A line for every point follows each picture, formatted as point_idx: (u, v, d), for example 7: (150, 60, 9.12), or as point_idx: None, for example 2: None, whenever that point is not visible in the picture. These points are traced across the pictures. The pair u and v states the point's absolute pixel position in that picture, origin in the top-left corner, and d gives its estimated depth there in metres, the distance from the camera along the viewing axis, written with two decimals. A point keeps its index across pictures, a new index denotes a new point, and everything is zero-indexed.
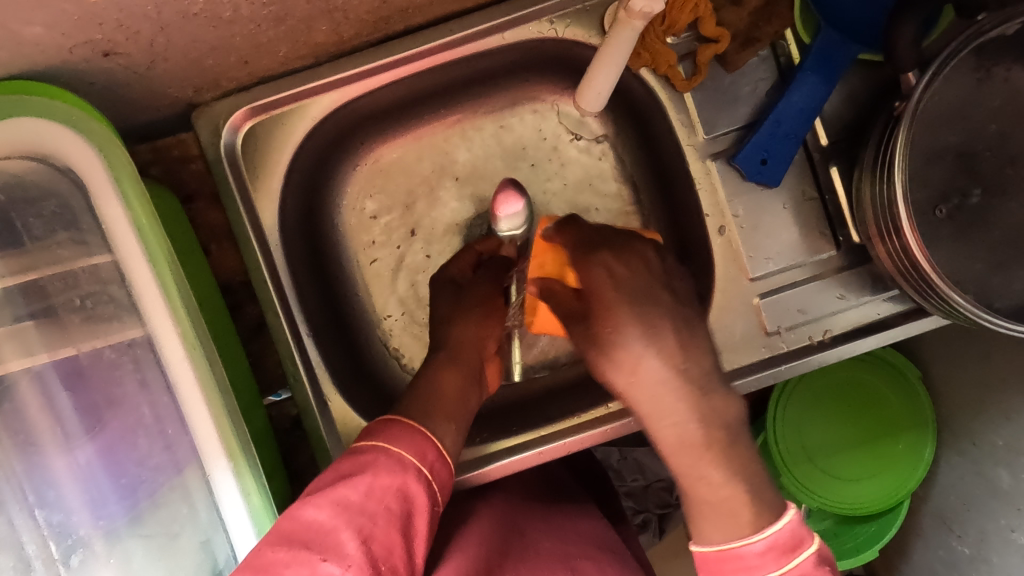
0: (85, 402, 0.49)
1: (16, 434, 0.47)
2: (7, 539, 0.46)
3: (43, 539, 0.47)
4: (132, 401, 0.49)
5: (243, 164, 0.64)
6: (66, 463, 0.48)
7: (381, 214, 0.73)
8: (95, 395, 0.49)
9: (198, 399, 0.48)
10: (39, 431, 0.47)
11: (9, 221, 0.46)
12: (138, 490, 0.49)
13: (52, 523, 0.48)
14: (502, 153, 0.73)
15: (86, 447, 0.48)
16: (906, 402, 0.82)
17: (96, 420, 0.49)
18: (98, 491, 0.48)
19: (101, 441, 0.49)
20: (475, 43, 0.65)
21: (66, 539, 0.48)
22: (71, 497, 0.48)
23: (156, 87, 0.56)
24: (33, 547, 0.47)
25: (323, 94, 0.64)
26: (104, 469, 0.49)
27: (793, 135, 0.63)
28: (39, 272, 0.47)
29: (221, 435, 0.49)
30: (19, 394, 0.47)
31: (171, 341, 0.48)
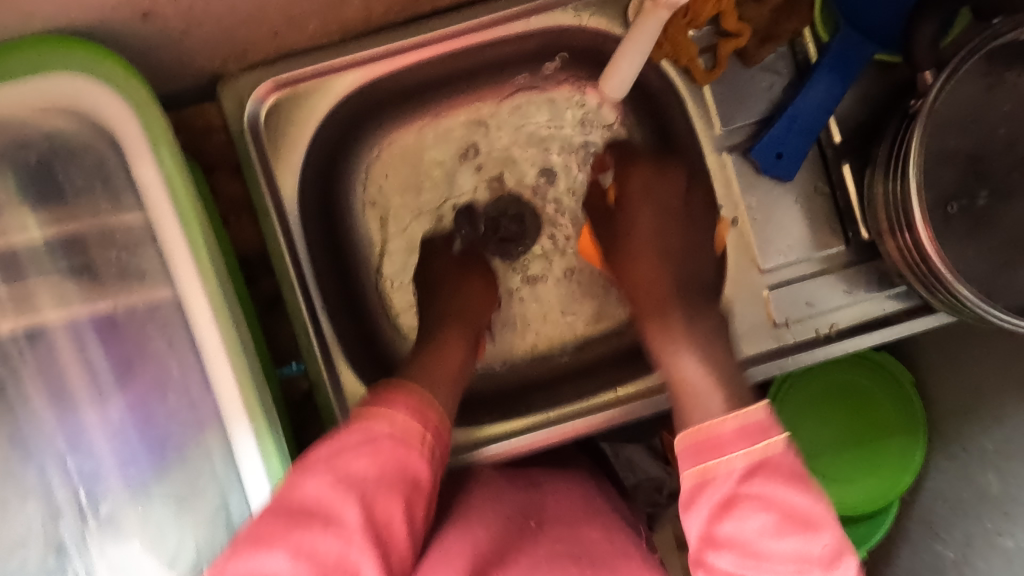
0: (118, 355, 0.49)
1: (50, 383, 0.48)
2: (38, 486, 0.48)
3: (73, 487, 0.49)
4: (161, 356, 0.49)
5: (266, 137, 0.64)
6: (98, 417, 0.49)
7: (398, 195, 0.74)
8: (128, 348, 0.49)
9: (223, 361, 0.49)
10: (72, 384, 0.48)
11: (52, 171, 0.47)
12: (166, 444, 0.50)
13: (82, 473, 0.49)
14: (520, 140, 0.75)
15: (118, 403, 0.49)
16: (897, 404, 0.84)
17: (127, 371, 0.49)
18: (127, 444, 0.49)
19: (131, 396, 0.49)
20: (501, 28, 0.66)
21: (94, 489, 0.49)
22: (101, 448, 0.49)
23: (188, 55, 0.56)
24: (62, 495, 0.48)
25: (348, 72, 0.65)
26: (135, 425, 0.49)
27: (807, 131, 0.64)
28: (79, 224, 0.48)
29: (244, 397, 0.49)
30: (56, 342, 0.48)
31: (199, 303, 0.48)
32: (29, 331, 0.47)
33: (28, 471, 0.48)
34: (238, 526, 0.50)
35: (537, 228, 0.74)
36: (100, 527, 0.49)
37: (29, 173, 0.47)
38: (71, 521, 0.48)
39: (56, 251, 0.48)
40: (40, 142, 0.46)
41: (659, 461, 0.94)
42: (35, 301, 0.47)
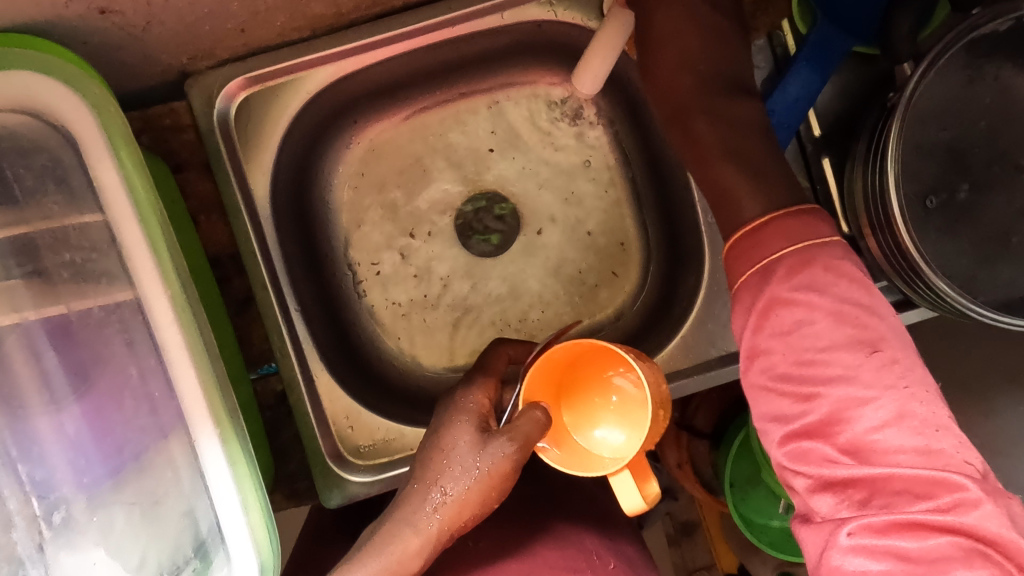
0: (71, 361, 0.48)
1: (3, 396, 0.47)
2: None
3: (25, 495, 0.48)
4: (120, 359, 0.48)
5: (236, 135, 0.64)
6: (50, 424, 0.48)
7: (374, 193, 0.74)
8: (82, 354, 0.48)
9: (186, 361, 0.47)
10: (24, 391, 0.48)
11: (1, 173, 0.45)
12: (124, 450, 0.49)
13: (34, 479, 0.48)
14: (497, 135, 0.75)
15: (72, 410, 0.48)
16: None
17: (82, 379, 0.49)
18: (83, 453, 0.48)
19: (88, 402, 0.48)
20: (476, 21, 0.65)
21: (48, 497, 0.48)
22: (54, 455, 0.48)
23: (151, 52, 0.55)
24: (14, 502, 0.48)
25: (320, 68, 0.64)
26: (92, 430, 0.49)
27: (786, 126, 0.64)
28: (32, 226, 0.46)
29: (208, 403, 0.47)
30: (5, 349, 0.47)
31: (161, 305, 0.46)
32: None
33: None
34: (207, 539, 0.49)
35: (516, 225, 0.75)
36: (56, 535, 0.48)
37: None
38: (25, 531, 0.48)
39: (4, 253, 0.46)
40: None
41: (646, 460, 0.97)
42: None
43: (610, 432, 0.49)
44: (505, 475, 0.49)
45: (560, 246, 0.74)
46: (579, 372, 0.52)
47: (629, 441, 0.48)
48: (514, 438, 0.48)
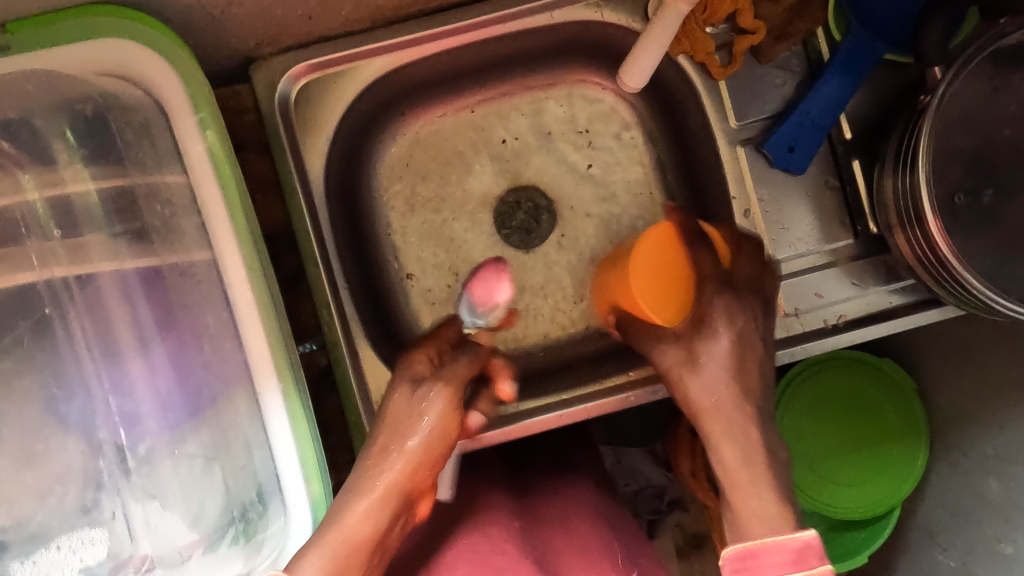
0: (160, 305, 0.52)
1: (99, 327, 0.51)
2: (81, 422, 0.51)
3: (113, 426, 0.52)
4: (198, 307, 0.52)
5: (295, 117, 0.67)
6: (140, 364, 0.52)
7: (417, 182, 0.77)
8: (170, 299, 0.52)
9: (254, 316, 0.51)
10: (119, 333, 0.52)
11: (105, 123, 0.50)
12: (201, 395, 0.52)
13: (121, 411, 0.52)
14: (537, 132, 0.78)
15: (159, 349, 0.52)
16: (900, 410, 0.91)
17: (167, 321, 0.52)
18: (167, 392, 0.52)
19: (173, 341, 0.52)
20: (527, 19, 0.69)
21: (133, 428, 0.52)
22: (141, 392, 0.52)
23: (225, 34, 0.59)
24: (103, 433, 0.51)
25: (377, 57, 0.68)
26: (173, 370, 0.52)
27: (818, 126, 0.67)
28: (129, 178, 0.51)
29: (273, 357, 0.52)
30: (100, 286, 0.51)
31: (235, 263, 0.51)
32: (80, 277, 0.50)
33: (71, 411, 0.50)
34: (265, 485, 0.53)
35: (553, 220, 0.78)
36: (140, 465, 0.52)
37: (86, 125, 0.49)
38: (112, 461, 0.51)
39: (105, 206, 0.50)
40: (93, 99, 0.49)
41: (661, 469, 1.01)
42: (88, 253, 0.50)
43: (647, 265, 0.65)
44: (446, 428, 0.54)
45: (595, 242, 0.78)
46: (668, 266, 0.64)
47: None
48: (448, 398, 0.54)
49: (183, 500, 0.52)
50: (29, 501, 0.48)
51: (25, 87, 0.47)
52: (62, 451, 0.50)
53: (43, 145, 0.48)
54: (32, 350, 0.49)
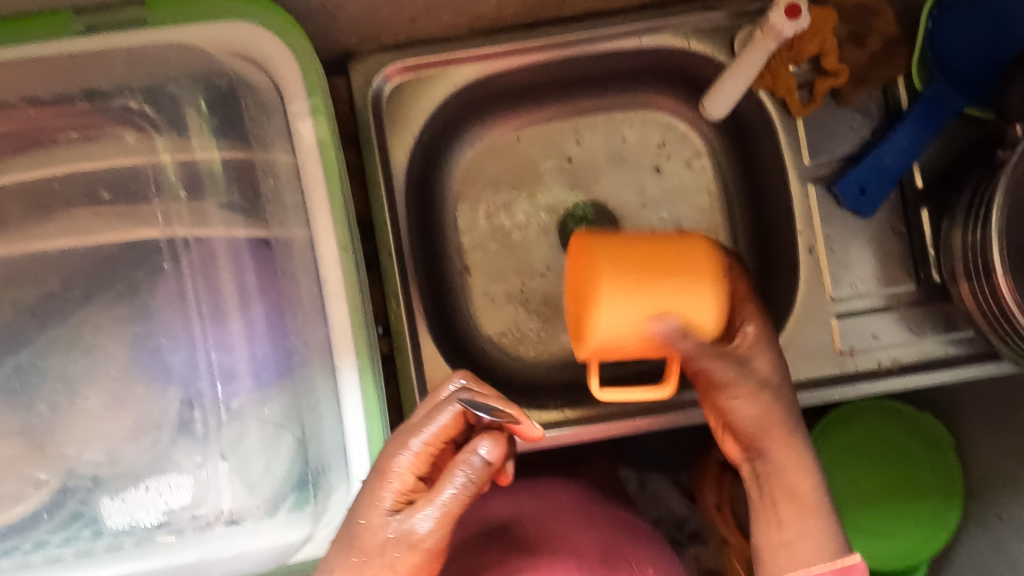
0: (264, 268, 0.56)
1: (209, 283, 0.57)
2: (184, 371, 0.57)
3: (210, 376, 0.57)
4: (294, 275, 0.55)
5: (385, 111, 0.70)
6: (241, 322, 0.56)
7: (490, 186, 0.80)
8: (273, 265, 0.56)
9: (340, 291, 0.54)
10: (225, 292, 0.57)
11: (232, 98, 0.55)
12: (290, 357, 0.56)
13: (219, 362, 0.57)
14: (608, 151, 0.81)
15: (257, 309, 0.56)
16: (935, 463, 0.91)
17: (268, 284, 0.56)
18: (261, 351, 0.56)
19: (270, 304, 0.56)
20: (613, 42, 0.71)
21: (227, 379, 0.57)
22: (238, 347, 0.57)
23: (332, 28, 0.64)
24: (203, 381, 0.57)
25: (469, 64, 0.71)
26: (269, 331, 0.56)
27: (890, 171, 0.69)
28: (245, 151, 0.55)
29: (353, 334, 0.54)
30: (215, 247, 0.56)
31: (327, 238, 0.54)
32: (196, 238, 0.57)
33: (176, 357, 0.57)
34: (332, 457, 0.55)
35: None
36: (231, 419, 0.57)
37: (218, 97, 0.55)
38: (205, 408, 0.57)
39: (223, 170, 0.55)
40: (227, 75, 0.55)
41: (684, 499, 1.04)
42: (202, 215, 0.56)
43: (619, 299, 0.54)
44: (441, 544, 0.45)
45: None
46: (637, 237, 0.57)
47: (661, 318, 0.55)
48: (440, 506, 0.45)
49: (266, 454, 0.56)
50: (129, 442, 0.56)
51: (171, 57, 0.54)
52: (162, 401, 0.57)
53: (178, 112, 0.55)
54: (143, 296, 0.56)
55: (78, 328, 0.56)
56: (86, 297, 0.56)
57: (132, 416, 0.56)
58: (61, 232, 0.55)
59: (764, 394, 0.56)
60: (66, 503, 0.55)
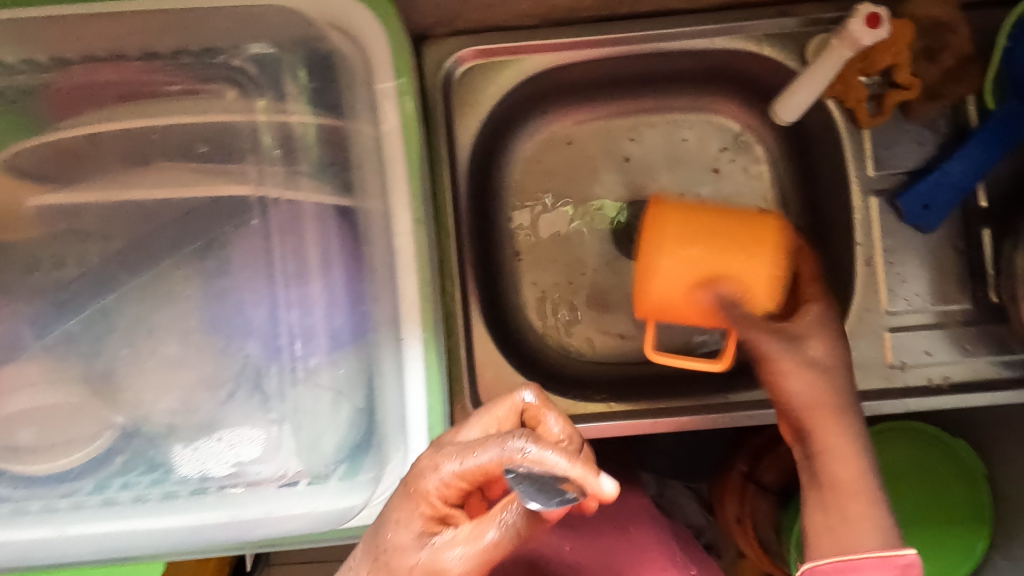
0: (347, 234, 0.58)
1: (296, 245, 0.59)
2: (264, 329, 0.59)
3: (289, 333, 0.59)
4: (376, 240, 0.56)
5: (454, 94, 0.71)
6: (323, 283, 0.58)
7: (547, 178, 0.81)
8: (352, 231, 0.57)
9: (411, 263, 0.55)
10: (309, 254, 0.59)
11: (326, 67, 0.57)
12: (364, 322, 0.57)
13: (298, 320, 0.59)
14: (667, 152, 0.81)
15: (337, 273, 0.58)
16: (968, 491, 0.90)
17: (351, 249, 0.57)
18: (338, 313, 0.58)
19: (348, 269, 0.58)
20: (684, 41, 0.71)
21: (305, 338, 0.59)
22: (317, 308, 0.59)
23: (411, 8, 0.66)
24: (282, 338, 0.59)
25: (541, 53, 0.71)
26: (348, 295, 0.58)
27: (955, 188, 0.68)
28: (333, 119, 0.57)
29: (421, 308, 0.55)
30: (303, 211, 0.59)
31: (402, 211, 0.55)
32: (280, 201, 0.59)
33: (258, 313, 0.59)
34: (394, 424, 0.56)
35: None
36: (306, 377, 0.58)
37: (315, 65, 0.57)
38: (282, 364, 0.59)
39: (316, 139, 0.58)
40: (324, 43, 0.56)
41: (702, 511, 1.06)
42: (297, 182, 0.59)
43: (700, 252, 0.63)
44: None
45: None
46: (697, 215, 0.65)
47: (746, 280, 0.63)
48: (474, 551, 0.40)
49: (332, 417, 0.57)
50: (203, 393, 0.58)
51: (271, 21, 0.56)
52: (236, 356, 0.59)
53: (278, 74, 0.58)
54: (228, 254, 0.59)
55: (166, 278, 0.59)
56: (170, 250, 0.59)
57: (209, 368, 0.59)
58: (150, 185, 0.59)
59: (814, 392, 0.59)
60: (136, 447, 0.58)
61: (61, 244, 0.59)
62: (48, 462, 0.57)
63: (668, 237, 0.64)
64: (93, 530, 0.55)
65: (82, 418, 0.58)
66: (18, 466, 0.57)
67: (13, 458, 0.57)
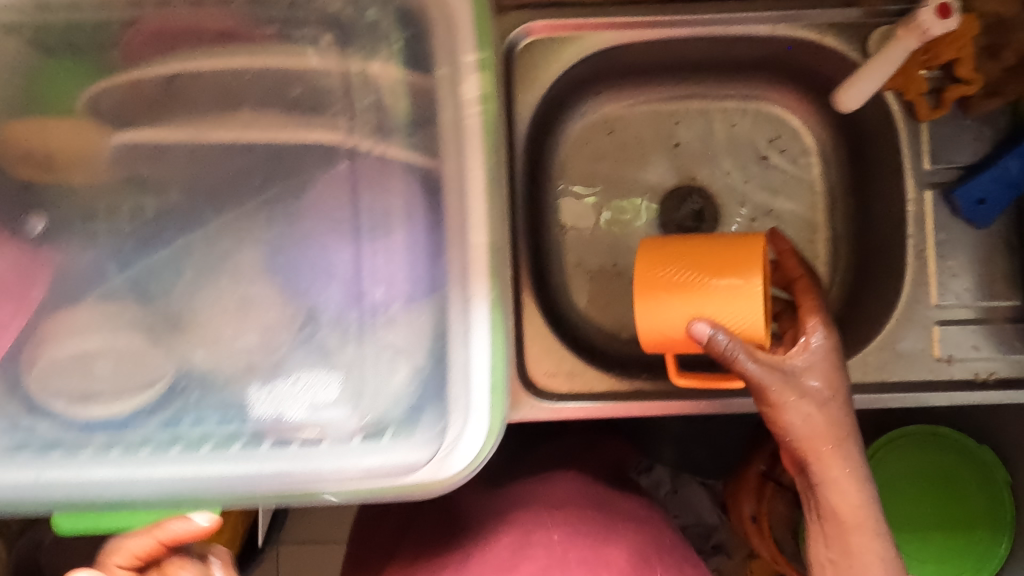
0: (426, 188, 0.57)
1: (384, 192, 0.59)
2: (349, 272, 0.60)
3: (371, 280, 0.60)
4: (445, 202, 0.55)
5: (516, 68, 0.71)
6: (406, 233, 0.58)
7: (598, 157, 0.81)
8: (431, 186, 0.56)
9: (482, 225, 0.54)
10: (395, 203, 0.59)
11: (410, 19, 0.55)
12: (441, 278, 0.56)
13: (381, 267, 0.59)
14: (718, 138, 0.82)
15: (421, 224, 0.57)
16: (992, 496, 0.90)
17: (430, 204, 0.57)
18: (418, 264, 0.58)
19: (431, 221, 0.57)
20: (747, 27, 0.72)
21: (385, 285, 0.59)
22: (399, 256, 0.59)
23: None
24: (365, 284, 0.60)
25: (604, 31, 0.71)
26: (427, 248, 0.57)
27: (1012, 185, 0.68)
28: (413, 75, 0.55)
29: (490, 271, 0.54)
30: (390, 161, 0.58)
31: (476, 173, 0.53)
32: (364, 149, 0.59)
33: (344, 256, 0.60)
34: (455, 388, 0.55)
35: (714, 224, 0.81)
36: (384, 323, 0.59)
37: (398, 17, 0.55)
38: (364, 309, 0.60)
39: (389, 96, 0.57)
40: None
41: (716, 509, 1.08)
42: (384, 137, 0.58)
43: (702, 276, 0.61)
44: None
45: None
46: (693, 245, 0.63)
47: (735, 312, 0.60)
48: None
49: (396, 373, 0.57)
50: (283, 333, 0.60)
51: None
52: (310, 310, 0.61)
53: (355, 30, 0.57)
54: (317, 198, 0.61)
55: (243, 234, 0.62)
56: (264, 186, 0.62)
57: (283, 315, 0.60)
58: (226, 131, 0.60)
59: (818, 416, 0.59)
60: (193, 390, 0.60)
61: (132, 189, 0.62)
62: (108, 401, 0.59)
63: (657, 262, 0.63)
64: (142, 471, 0.55)
65: (148, 362, 0.60)
66: (78, 406, 0.58)
67: (71, 398, 0.58)
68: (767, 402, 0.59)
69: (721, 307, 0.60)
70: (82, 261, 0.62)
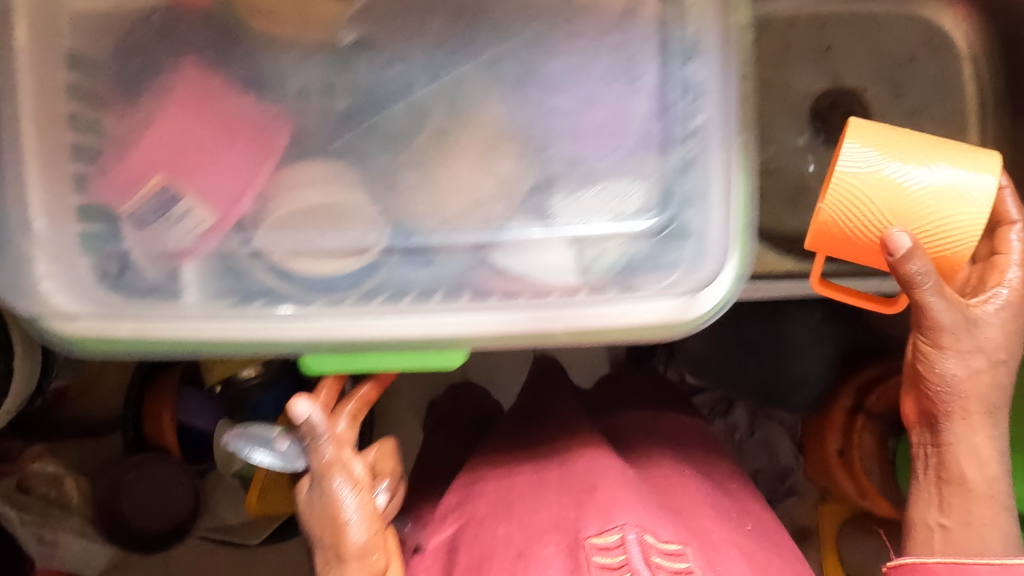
0: (662, 60, 0.72)
1: (639, 56, 0.73)
2: (636, 114, 0.73)
3: (649, 127, 0.72)
4: (693, 86, 0.69)
5: None
6: (655, 76, 0.72)
7: (776, 60, 0.96)
8: (675, 72, 0.71)
9: (734, 119, 0.67)
10: (643, 64, 0.73)
11: None
12: (688, 132, 0.70)
13: (663, 116, 0.72)
14: (869, 63, 0.96)
15: (662, 68, 0.72)
16: None
17: (680, 82, 0.71)
18: (664, 117, 0.72)
19: (702, 58, 0.69)
20: None
21: (661, 135, 0.72)
22: (670, 95, 0.71)
23: None
24: (650, 124, 0.73)
25: None
26: (665, 99, 0.72)
27: None
28: None
29: (742, 150, 0.67)
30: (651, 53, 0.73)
31: (729, 61, 0.67)
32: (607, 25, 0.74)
33: (637, 89, 0.73)
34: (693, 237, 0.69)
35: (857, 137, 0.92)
36: (656, 157, 0.72)
37: None
38: (649, 146, 0.72)
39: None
40: None
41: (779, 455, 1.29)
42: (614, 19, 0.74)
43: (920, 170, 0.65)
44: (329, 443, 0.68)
45: None
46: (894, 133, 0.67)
47: (931, 191, 0.65)
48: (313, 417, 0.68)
49: (619, 233, 0.71)
50: (573, 169, 0.75)
51: None
52: (532, 179, 0.75)
53: None
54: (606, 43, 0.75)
55: (452, 126, 0.76)
56: (505, 36, 0.77)
57: (497, 182, 0.75)
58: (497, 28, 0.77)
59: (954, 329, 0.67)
60: (406, 258, 0.73)
61: (330, 74, 0.77)
62: (334, 261, 0.72)
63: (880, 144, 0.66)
64: (377, 318, 0.68)
65: (360, 225, 0.74)
66: (304, 264, 0.72)
67: (297, 259, 0.72)
68: (935, 340, 0.69)
69: (908, 202, 0.66)
70: (291, 114, 0.77)
